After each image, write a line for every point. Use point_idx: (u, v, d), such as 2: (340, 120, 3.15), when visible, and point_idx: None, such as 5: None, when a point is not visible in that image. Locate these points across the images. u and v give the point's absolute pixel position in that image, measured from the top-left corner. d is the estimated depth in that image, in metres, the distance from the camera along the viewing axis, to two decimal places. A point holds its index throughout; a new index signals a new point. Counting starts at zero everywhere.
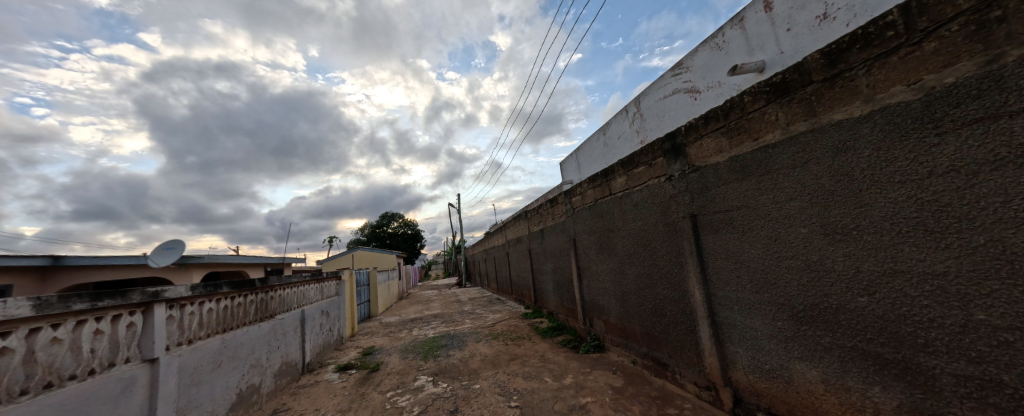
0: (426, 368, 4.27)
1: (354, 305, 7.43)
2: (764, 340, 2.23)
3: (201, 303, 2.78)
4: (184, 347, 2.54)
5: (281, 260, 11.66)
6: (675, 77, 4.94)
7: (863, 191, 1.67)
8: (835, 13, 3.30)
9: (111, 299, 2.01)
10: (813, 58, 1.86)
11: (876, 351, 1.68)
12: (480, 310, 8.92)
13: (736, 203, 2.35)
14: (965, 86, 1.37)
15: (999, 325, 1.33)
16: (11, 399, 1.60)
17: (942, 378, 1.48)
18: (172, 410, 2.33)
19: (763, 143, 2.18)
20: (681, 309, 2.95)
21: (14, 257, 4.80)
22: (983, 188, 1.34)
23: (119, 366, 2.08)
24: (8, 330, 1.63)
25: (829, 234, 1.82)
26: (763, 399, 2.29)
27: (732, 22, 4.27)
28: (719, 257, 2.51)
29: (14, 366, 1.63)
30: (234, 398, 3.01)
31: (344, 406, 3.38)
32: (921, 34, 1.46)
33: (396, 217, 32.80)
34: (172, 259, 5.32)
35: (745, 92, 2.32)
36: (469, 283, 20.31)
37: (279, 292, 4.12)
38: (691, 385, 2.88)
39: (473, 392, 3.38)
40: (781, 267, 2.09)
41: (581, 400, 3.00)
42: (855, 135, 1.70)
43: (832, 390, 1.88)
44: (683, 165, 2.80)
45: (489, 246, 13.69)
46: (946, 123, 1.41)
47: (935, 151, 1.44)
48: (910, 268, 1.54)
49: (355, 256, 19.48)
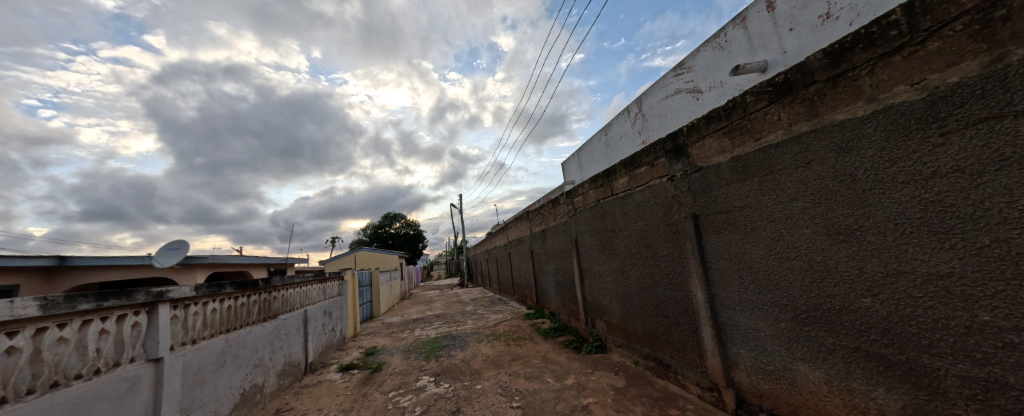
0: (427, 369, 4.28)
1: (356, 306, 7.44)
2: (766, 341, 2.23)
3: (205, 303, 2.80)
4: (188, 347, 2.56)
5: (284, 261, 11.71)
6: (677, 77, 4.93)
7: (867, 192, 1.66)
8: (838, 13, 3.24)
9: (116, 299, 2.03)
10: (817, 58, 1.85)
11: (880, 352, 1.67)
12: (481, 310, 8.91)
13: (739, 204, 2.34)
14: (969, 85, 1.35)
15: (1005, 326, 1.32)
16: (18, 398, 1.62)
17: (947, 380, 1.47)
18: (177, 409, 2.35)
19: (765, 143, 2.17)
20: (682, 309, 2.95)
21: (20, 257, 4.85)
22: (988, 188, 1.33)
23: (124, 366, 2.10)
24: (14, 330, 1.65)
25: (832, 235, 1.81)
26: (766, 400, 2.28)
27: (733, 21, 4.25)
28: (721, 258, 2.51)
29: (21, 366, 1.65)
30: (238, 398, 3.02)
31: (346, 406, 3.40)
32: (924, 34, 1.45)
33: (399, 217, 33.11)
34: (178, 258, 5.38)
35: (746, 92, 2.31)
36: (469, 283, 20.46)
37: (282, 293, 4.14)
38: (693, 386, 2.88)
39: (475, 392, 3.39)
40: (784, 268, 2.08)
41: (583, 401, 2.99)
42: (858, 135, 1.68)
43: (836, 391, 1.86)
44: (685, 165, 2.79)
45: (489, 245, 13.77)
46: (950, 123, 1.40)
47: (939, 151, 1.43)
48: (914, 268, 1.52)
49: (358, 256, 19.55)
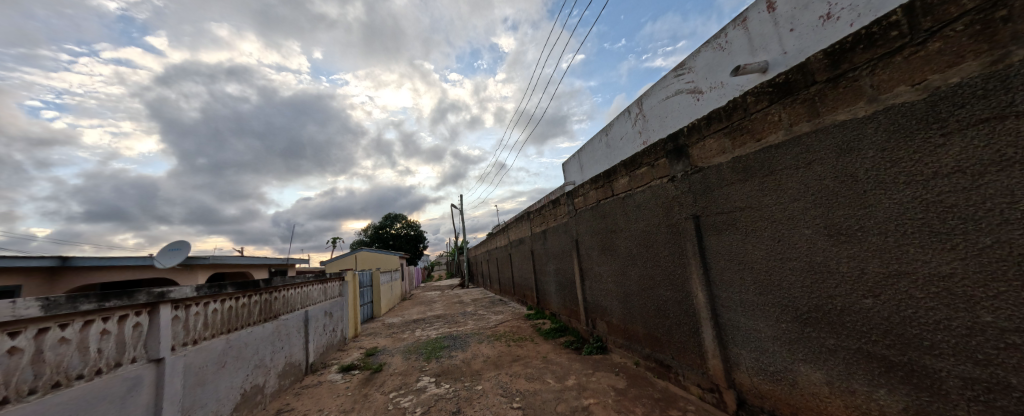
0: (428, 369, 4.29)
1: (356, 306, 7.45)
2: (767, 342, 2.22)
3: (206, 303, 2.81)
4: (189, 348, 2.57)
5: (284, 261, 11.76)
6: (677, 78, 4.93)
7: (867, 192, 1.65)
8: (839, 13, 3.24)
9: (117, 300, 2.04)
10: (818, 59, 1.85)
11: (881, 353, 1.66)
12: (481, 311, 8.93)
13: (739, 204, 2.33)
14: (970, 86, 1.35)
15: (1006, 327, 1.32)
16: (20, 398, 1.63)
17: (948, 381, 1.47)
18: (178, 409, 2.35)
19: (766, 143, 2.16)
20: (683, 310, 2.94)
21: (22, 257, 4.86)
22: (990, 188, 1.33)
23: (125, 366, 2.10)
24: (16, 330, 1.66)
25: (834, 236, 1.81)
26: (767, 402, 2.27)
27: (734, 22, 4.24)
28: (722, 258, 2.50)
29: (22, 366, 1.66)
30: (238, 398, 3.03)
31: (347, 406, 3.40)
32: (926, 34, 1.45)
33: (400, 217, 33.20)
34: (178, 258, 5.40)
35: (748, 92, 2.31)
36: (469, 283, 20.55)
37: (283, 293, 4.15)
38: (694, 387, 2.87)
39: (476, 393, 3.39)
40: (785, 269, 2.07)
41: (584, 402, 2.99)
42: (859, 135, 1.68)
43: (837, 392, 1.86)
44: (686, 166, 2.79)
45: (490, 245, 13.85)
46: (951, 123, 1.40)
47: (941, 151, 1.43)
48: (916, 269, 1.52)
49: (359, 256, 19.59)
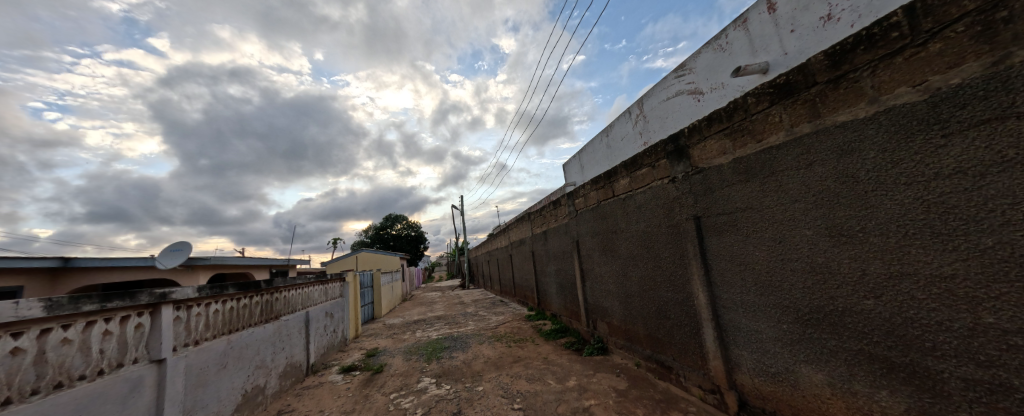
0: (429, 370, 4.29)
1: (358, 307, 7.45)
2: (769, 343, 2.22)
3: (207, 304, 2.81)
4: (190, 348, 2.57)
5: (286, 262, 11.80)
6: (678, 78, 4.93)
7: (868, 193, 1.65)
8: (840, 14, 3.24)
9: (119, 300, 2.05)
10: (818, 60, 1.85)
11: (883, 354, 1.66)
12: (482, 311, 8.95)
13: (740, 205, 2.33)
14: (972, 87, 1.35)
15: (1008, 329, 1.31)
16: (23, 398, 1.63)
17: (950, 383, 1.46)
18: (179, 410, 2.36)
19: (767, 144, 2.16)
20: (684, 311, 2.94)
21: (24, 258, 4.87)
22: (991, 189, 1.32)
23: (127, 367, 2.11)
24: (19, 331, 1.66)
25: (835, 237, 1.81)
26: (769, 403, 2.27)
27: (734, 23, 4.24)
28: (723, 259, 2.50)
29: (25, 367, 1.66)
30: (239, 399, 3.03)
31: (348, 407, 3.40)
32: (926, 35, 1.45)
33: (401, 218, 33.26)
34: (179, 259, 5.41)
35: (749, 93, 2.31)
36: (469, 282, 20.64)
37: (284, 294, 4.15)
38: (696, 388, 2.86)
39: (476, 394, 3.39)
40: (787, 269, 2.07)
41: (585, 402, 2.99)
42: (860, 136, 1.68)
43: (839, 394, 1.85)
44: (686, 167, 2.79)
45: (490, 245, 13.93)
46: (952, 123, 1.39)
47: (942, 152, 1.42)
48: (917, 270, 1.52)
49: (359, 257, 19.69)
